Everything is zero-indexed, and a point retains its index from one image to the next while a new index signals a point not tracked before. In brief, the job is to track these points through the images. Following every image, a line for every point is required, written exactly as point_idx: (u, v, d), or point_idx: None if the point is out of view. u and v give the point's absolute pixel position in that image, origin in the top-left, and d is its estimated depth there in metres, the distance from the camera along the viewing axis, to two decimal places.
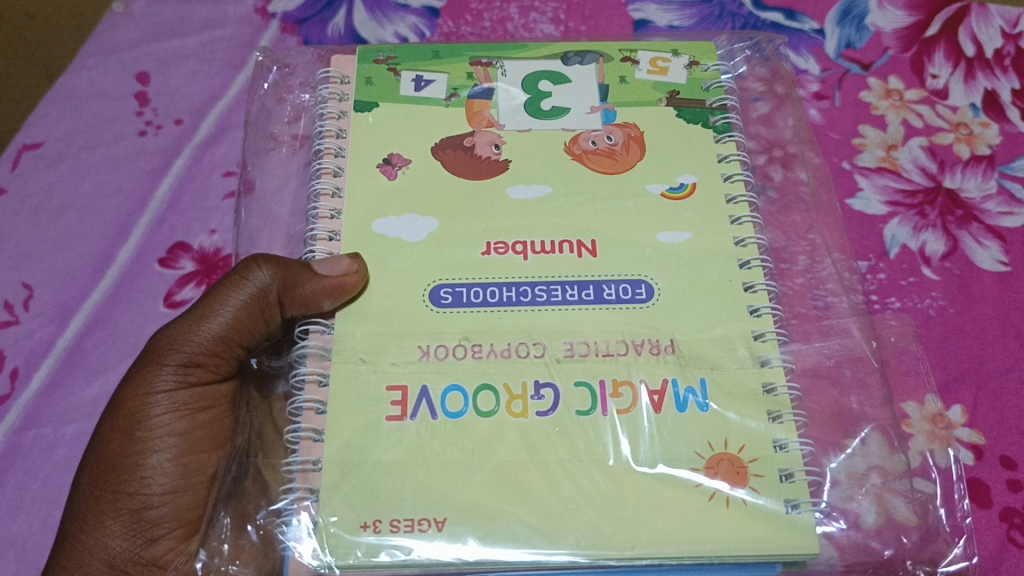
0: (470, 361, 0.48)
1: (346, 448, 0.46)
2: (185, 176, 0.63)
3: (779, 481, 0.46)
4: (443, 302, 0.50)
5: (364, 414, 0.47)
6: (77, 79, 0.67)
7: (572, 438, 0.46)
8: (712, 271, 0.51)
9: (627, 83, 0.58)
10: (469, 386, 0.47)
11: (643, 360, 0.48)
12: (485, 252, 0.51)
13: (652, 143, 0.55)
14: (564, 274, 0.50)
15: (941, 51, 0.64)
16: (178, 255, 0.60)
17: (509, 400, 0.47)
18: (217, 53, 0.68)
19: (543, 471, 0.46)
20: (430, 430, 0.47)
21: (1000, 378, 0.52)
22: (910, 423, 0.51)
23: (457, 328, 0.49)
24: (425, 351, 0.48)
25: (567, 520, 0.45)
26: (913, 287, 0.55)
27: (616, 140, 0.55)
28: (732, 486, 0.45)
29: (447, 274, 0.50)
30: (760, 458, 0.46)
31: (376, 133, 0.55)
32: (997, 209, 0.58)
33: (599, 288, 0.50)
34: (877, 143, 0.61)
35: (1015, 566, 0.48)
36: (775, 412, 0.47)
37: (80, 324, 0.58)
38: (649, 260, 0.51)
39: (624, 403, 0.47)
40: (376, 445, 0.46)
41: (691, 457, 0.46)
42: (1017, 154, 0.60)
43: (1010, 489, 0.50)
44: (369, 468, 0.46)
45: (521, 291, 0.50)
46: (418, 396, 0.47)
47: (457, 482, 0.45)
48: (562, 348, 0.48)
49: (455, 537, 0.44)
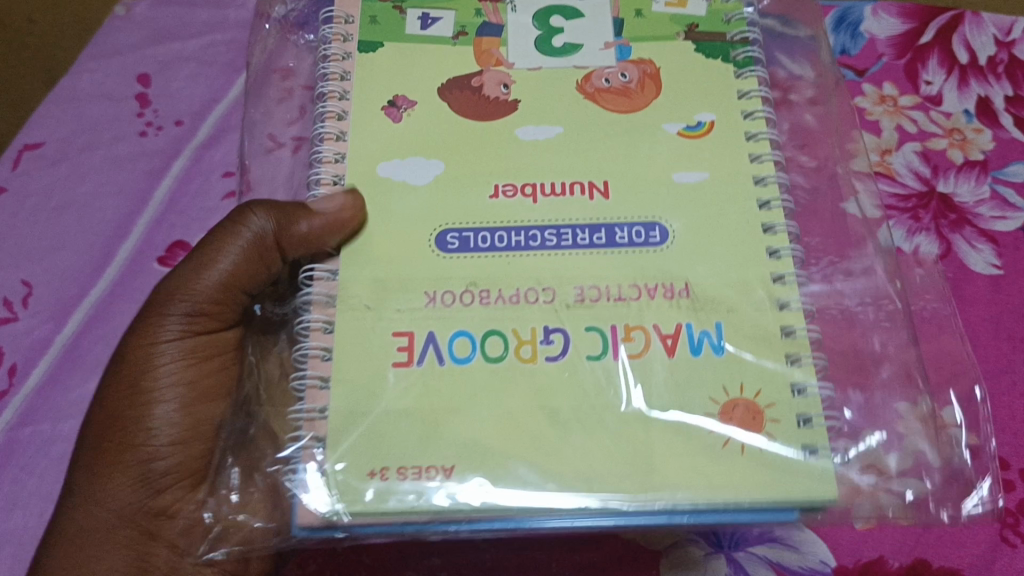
0: (472, 305, 0.45)
1: (351, 396, 0.44)
2: (184, 177, 0.64)
3: (796, 426, 0.43)
4: (450, 247, 0.47)
5: (366, 367, 0.44)
6: (78, 81, 0.68)
7: (582, 386, 0.44)
8: (728, 214, 0.47)
9: (643, 15, 0.53)
10: (476, 333, 0.45)
11: (656, 305, 0.45)
12: (492, 194, 0.48)
13: (674, 86, 0.51)
14: (576, 218, 0.47)
15: (934, 58, 0.65)
16: (177, 255, 0.61)
17: (508, 343, 0.45)
18: (217, 56, 0.69)
19: (555, 421, 0.43)
20: (431, 379, 0.44)
21: (992, 379, 0.53)
22: (903, 424, 0.49)
23: (464, 274, 0.46)
24: (430, 298, 0.45)
25: (577, 467, 0.42)
26: (907, 289, 0.55)
27: (629, 77, 0.51)
28: (751, 437, 0.43)
29: (454, 219, 0.47)
30: (776, 402, 0.43)
31: (382, 78, 0.51)
32: (990, 213, 0.58)
33: (610, 230, 0.47)
34: (871, 148, 0.61)
35: (1007, 564, 0.48)
36: (794, 355, 0.44)
37: (78, 323, 0.58)
38: (664, 202, 0.48)
39: (635, 349, 0.44)
40: (379, 398, 0.43)
41: (703, 404, 0.43)
42: (1010, 159, 0.60)
43: (1003, 489, 0.50)
44: (377, 416, 0.43)
45: (530, 235, 0.47)
46: (423, 345, 0.45)
47: (471, 430, 0.43)
48: (573, 293, 0.46)
49: (466, 481, 0.42)
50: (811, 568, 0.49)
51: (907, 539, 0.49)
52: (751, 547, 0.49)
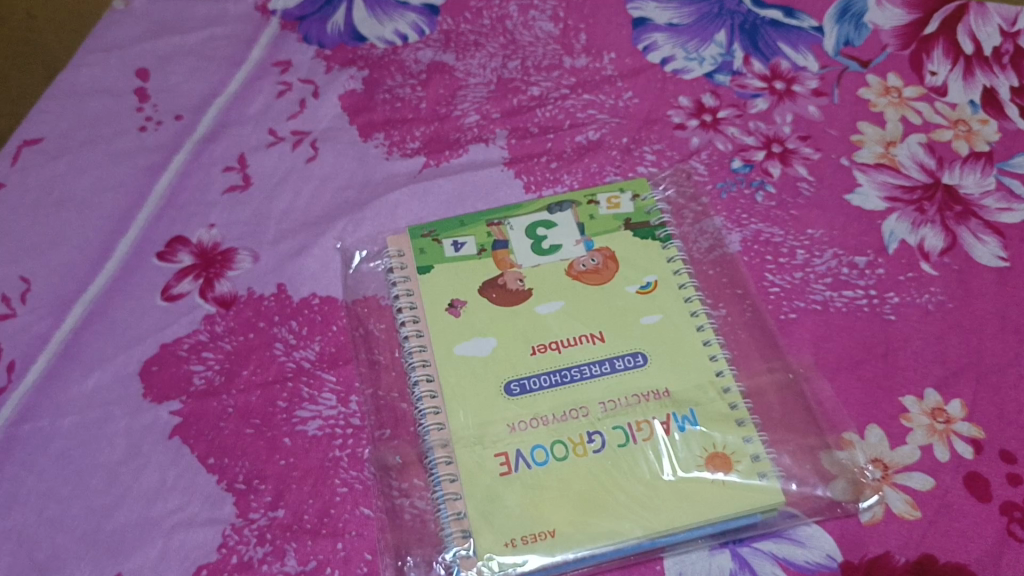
0: (537, 425, 0.49)
1: (478, 501, 0.47)
2: (184, 172, 0.63)
3: (757, 457, 0.48)
4: (514, 393, 0.51)
5: (480, 483, 0.48)
6: (76, 75, 0.68)
7: (623, 470, 0.48)
8: (679, 330, 0.52)
9: (595, 219, 0.57)
10: (546, 441, 0.49)
11: (655, 405, 0.50)
12: (534, 351, 0.52)
13: (628, 255, 0.55)
14: (585, 358, 0.51)
15: (939, 48, 0.64)
16: (176, 249, 0.60)
17: (571, 448, 0.49)
18: (216, 50, 0.69)
19: (613, 485, 0.47)
20: (530, 483, 0.48)
21: (999, 372, 0.50)
22: (908, 418, 0.49)
23: (527, 410, 0.50)
24: (512, 426, 0.49)
25: (624, 515, 0.46)
26: (911, 282, 0.54)
27: (597, 262, 0.55)
28: (721, 472, 0.47)
29: (511, 370, 0.51)
30: (745, 455, 0.48)
31: (440, 284, 0.55)
32: (995, 205, 0.57)
33: (611, 362, 0.51)
34: (875, 140, 0.60)
35: (1016, 561, 0.45)
36: (742, 421, 0.49)
37: (78, 317, 0.57)
38: (638, 337, 0.52)
39: (643, 435, 0.49)
40: (494, 499, 0.47)
41: (693, 458, 0.48)
42: (1016, 150, 0.59)
43: (1010, 483, 0.47)
44: (500, 511, 0.47)
45: (561, 374, 0.51)
46: (515, 456, 0.49)
47: (552, 507, 0.47)
48: (600, 408, 0.50)
49: (568, 543, 0.46)
50: (818, 563, 0.45)
51: (912, 533, 0.46)
52: (754, 542, 0.46)
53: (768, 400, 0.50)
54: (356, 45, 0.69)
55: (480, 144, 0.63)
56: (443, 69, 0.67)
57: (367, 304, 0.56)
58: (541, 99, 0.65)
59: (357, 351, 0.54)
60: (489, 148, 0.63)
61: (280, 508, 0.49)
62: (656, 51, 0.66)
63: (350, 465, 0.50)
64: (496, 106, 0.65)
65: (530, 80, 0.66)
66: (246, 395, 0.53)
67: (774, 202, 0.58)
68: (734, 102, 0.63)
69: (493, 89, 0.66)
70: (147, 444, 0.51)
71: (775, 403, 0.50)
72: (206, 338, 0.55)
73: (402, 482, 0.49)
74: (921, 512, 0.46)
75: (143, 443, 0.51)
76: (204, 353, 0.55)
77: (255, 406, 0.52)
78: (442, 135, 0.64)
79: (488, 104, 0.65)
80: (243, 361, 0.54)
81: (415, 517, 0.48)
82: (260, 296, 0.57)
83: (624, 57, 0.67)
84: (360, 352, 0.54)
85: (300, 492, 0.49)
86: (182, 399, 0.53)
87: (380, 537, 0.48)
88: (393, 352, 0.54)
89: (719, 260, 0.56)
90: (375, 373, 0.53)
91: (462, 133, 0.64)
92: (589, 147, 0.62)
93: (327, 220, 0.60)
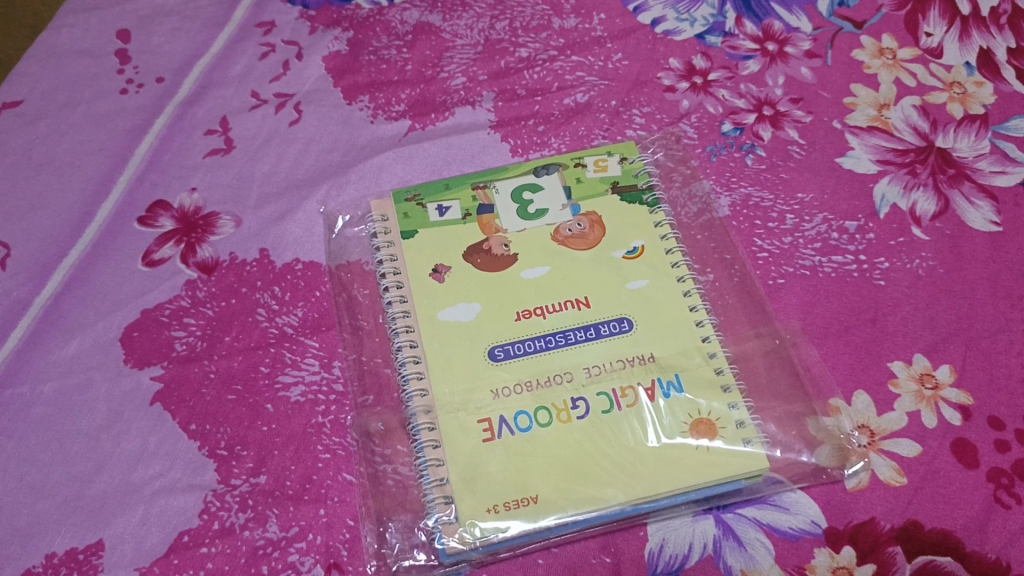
0: (521, 391, 0.49)
1: (459, 467, 0.47)
2: (166, 135, 0.62)
3: (742, 426, 0.47)
4: (498, 358, 0.50)
5: (462, 449, 0.47)
6: (57, 36, 0.67)
7: (606, 437, 0.47)
8: (666, 295, 0.51)
9: (583, 182, 0.56)
10: (529, 407, 0.48)
11: (640, 371, 0.49)
12: (517, 317, 0.51)
13: (615, 219, 0.55)
14: (570, 324, 0.51)
15: (935, 8, 0.63)
16: (157, 214, 0.59)
17: (555, 415, 0.48)
18: (199, 10, 0.68)
19: (594, 453, 0.47)
20: (514, 449, 0.47)
21: (989, 338, 0.49)
22: (896, 383, 0.48)
23: (510, 376, 0.49)
24: (496, 392, 0.49)
25: (606, 481, 0.46)
26: (902, 247, 0.53)
27: (583, 226, 0.54)
28: (704, 439, 0.47)
29: (494, 336, 0.51)
30: (731, 422, 0.47)
31: (424, 249, 0.54)
32: (989, 168, 0.56)
33: (596, 328, 0.51)
34: (869, 103, 0.59)
35: (1002, 527, 0.44)
36: (729, 387, 0.48)
37: (58, 282, 0.56)
38: (624, 303, 0.51)
39: (628, 402, 0.48)
40: (477, 465, 0.47)
41: (679, 426, 0.47)
42: (1012, 113, 0.58)
43: (998, 450, 0.46)
44: (482, 477, 0.46)
45: (544, 340, 0.50)
46: (498, 423, 0.48)
47: (533, 473, 0.46)
48: (584, 373, 0.49)
49: (550, 511, 0.45)
50: (802, 529, 0.45)
51: (899, 499, 0.45)
52: (737, 509, 0.46)
53: (755, 366, 0.50)
54: (340, 5, 0.67)
55: (466, 107, 0.62)
56: (430, 30, 0.66)
57: (350, 270, 0.56)
58: (529, 60, 0.64)
59: (340, 317, 0.53)
60: (475, 111, 0.62)
61: (262, 474, 0.48)
62: (646, 12, 0.65)
63: (332, 431, 0.49)
64: (483, 68, 0.64)
65: (517, 41, 0.65)
66: (229, 359, 0.52)
67: (764, 165, 0.57)
68: (725, 64, 0.62)
69: (481, 51, 0.65)
70: (128, 410, 0.51)
71: (762, 368, 0.50)
72: (187, 303, 0.54)
73: (385, 448, 0.49)
74: (907, 478, 0.46)
75: (123, 409, 0.51)
76: (185, 319, 0.54)
77: (237, 372, 0.52)
78: (428, 97, 0.63)
79: (475, 66, 0.64)
80: (225, 326, 0.53)
81: (398, 483, 0.48)
82: (243, 261, 0.56)
83: (614, 17, 0.65)
84: (343, 318, 0.53)
85: (282, 458, 0.49)
86: (163, 364, 0.52)
87: (362, 503, 0.48)
88: (377, 318, 0.54)
89: (708, 224, 0.55)
90: (359, 338, 0.53)
91: (448, 95, 0.63)
92: (577, 109, 0.61)
93: (311, 184, 0.59)
